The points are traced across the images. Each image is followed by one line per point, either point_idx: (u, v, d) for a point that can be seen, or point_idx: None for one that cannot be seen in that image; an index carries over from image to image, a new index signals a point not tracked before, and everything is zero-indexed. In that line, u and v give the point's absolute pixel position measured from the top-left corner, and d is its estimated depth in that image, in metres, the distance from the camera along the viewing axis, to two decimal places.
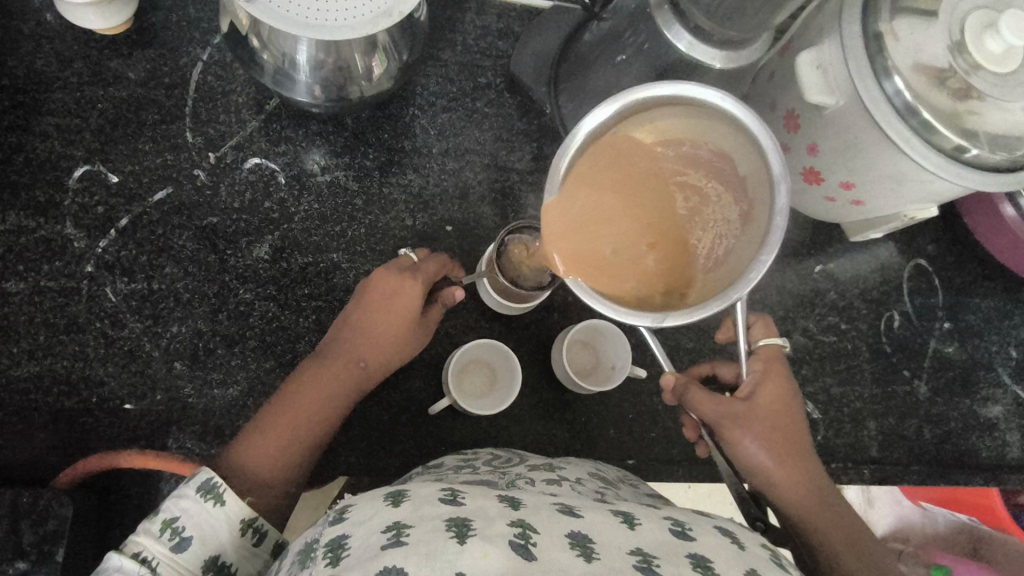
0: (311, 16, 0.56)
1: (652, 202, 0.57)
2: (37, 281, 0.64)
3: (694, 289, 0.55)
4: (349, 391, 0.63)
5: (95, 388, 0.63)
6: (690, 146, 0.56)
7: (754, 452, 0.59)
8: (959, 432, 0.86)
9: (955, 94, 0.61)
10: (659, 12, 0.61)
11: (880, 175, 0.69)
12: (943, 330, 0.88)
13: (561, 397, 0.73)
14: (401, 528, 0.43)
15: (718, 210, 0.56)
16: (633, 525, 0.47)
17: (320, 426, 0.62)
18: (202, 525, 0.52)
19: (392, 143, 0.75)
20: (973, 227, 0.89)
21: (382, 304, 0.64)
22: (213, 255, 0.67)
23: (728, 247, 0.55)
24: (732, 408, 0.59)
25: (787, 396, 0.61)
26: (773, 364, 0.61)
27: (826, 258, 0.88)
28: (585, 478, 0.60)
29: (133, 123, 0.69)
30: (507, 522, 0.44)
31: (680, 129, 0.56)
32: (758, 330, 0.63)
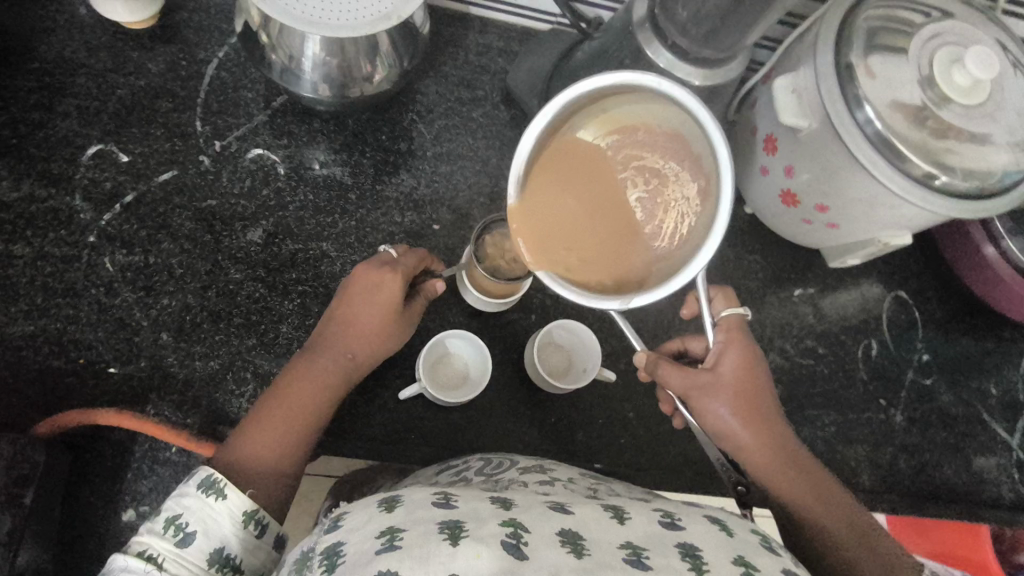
0: (318, 16, 0.61)
1: (610, 190, 0.58)
2: (41, 247, 0.67)
3: (659, 267, 0.56)
4: (338, 384, 0.64)
5: (84, 351, 0.65)
6: (642, 131, 0.58)
7: (720, 421, 0.61)
8: (934, 465, 0.86)
9: (932, 131, 0.65)
10: (641, 31, 0.65)
11: (853, 199, 0.71)
12: (922, 362, 0.89)
13: (533, 396, 0.75)
14: (394, 532, 0.43)
15: (679, 187, 0.58)
16: (622, 520, 0.48)
17: (312, 418, 0.63)
18: (204, 520, 0.53)
19: (389, 144, 0.79)
20: (951, 262, 0.89)
21: (364, 296, 0.65)
22: (209, 235, 0.71)
23: (691, 224, 0.56)
24: (697, 379, 0.61)
25: (753, 364, 0.62)
26: (734, 334, 0.62)
27: (807, 283, 0.89)
28: (577, 477, 0.61)
29: (148, 110, 0.73)
30: (500, 522, 0.45)
31: (629, 116, 0.58)
32: (719, 303, 0.65)
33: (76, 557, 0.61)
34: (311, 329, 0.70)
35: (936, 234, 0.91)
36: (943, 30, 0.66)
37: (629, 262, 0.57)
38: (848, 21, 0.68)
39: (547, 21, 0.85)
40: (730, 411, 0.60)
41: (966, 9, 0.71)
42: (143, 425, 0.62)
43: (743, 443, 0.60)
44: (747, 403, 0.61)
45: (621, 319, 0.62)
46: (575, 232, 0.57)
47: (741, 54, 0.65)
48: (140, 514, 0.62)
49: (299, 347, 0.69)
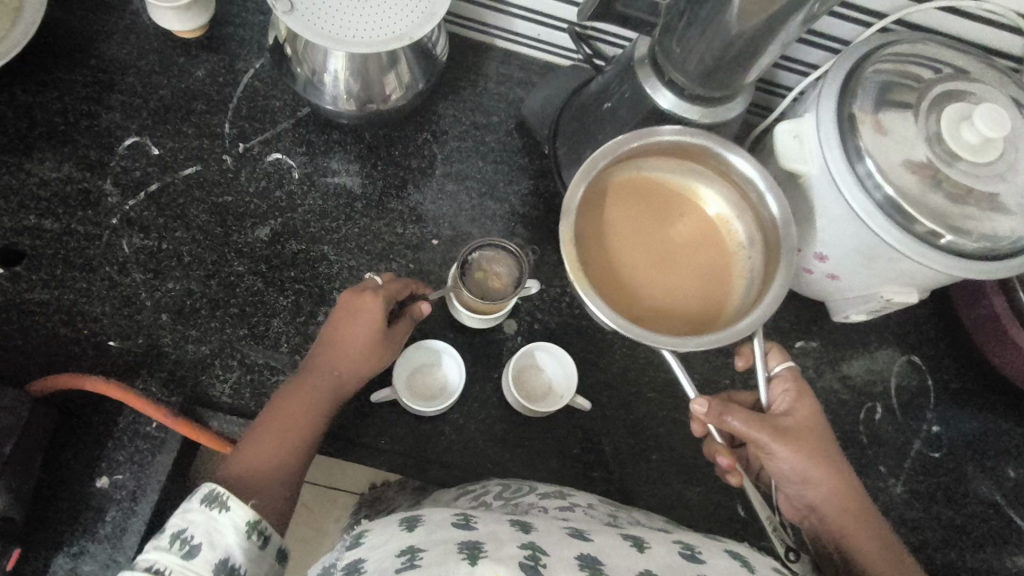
0: (332, 32, 0.66)
1: (655, 240, 0.72)
2: (69, 223, 0.73)
3: (688, 309, 0.70)
4: (328, 397, 0.66)
5: (89, 323, 0.70)
6: (687, 200, 0.73)
7: (796, 466, 0.64)
8: (937, 545, 0.80)
9: (948, 194, 0.64)
10: (640, 68, 0.66)
11: (851, 249, 0.69)
12: (930, 433, 0.84)
13: (508, 417, 0.75)
14: (415, 553, 0.45)
15: (697, 241, 0.73)
16: (642, 549, 0.49)
17: (306, 430, 0.65)
18: (209, 532, 0.54)
19: (402, 160, 0.83)
20: (973, 334, 0.86)
21: (348, 317, 0.68)
22: (220, 228, 0.75)
23: (711, 275, 0.72)
24: (777, 423, 0.65)
25: (819, 412, 0.67)
26: (798, 383, 0.67)
27: (810, 336, 0.86)
28: (596, 505, 0.64)
29: (184, 110, 0.80)
30: (519, 544, 0.46)
31: (684, 186, 0.74)
32: (773, 356, 0.70)
33: (48, 516, 0.63)
34: (299, 326, 0.73)
35: (961, 310, 0.86)
36: (952, 89, 0.66)
37: (657, 303, 0.69)
38: (855, 72, 0.68)
39: (568, 57, 0.88)
40: (805, 455, 0.64)
41: (984, 68, 0.69)
42: (123, 394, 0.65)
43: (816, 489, 0.65)
44: (819, 451, 0.65)
45: (672, 359, 0.64)
46: (614, 264, 0.69)
47: (741, 94, 0.66)
48: (113, 483, 0.65)
49: (286, 341, 0.72)
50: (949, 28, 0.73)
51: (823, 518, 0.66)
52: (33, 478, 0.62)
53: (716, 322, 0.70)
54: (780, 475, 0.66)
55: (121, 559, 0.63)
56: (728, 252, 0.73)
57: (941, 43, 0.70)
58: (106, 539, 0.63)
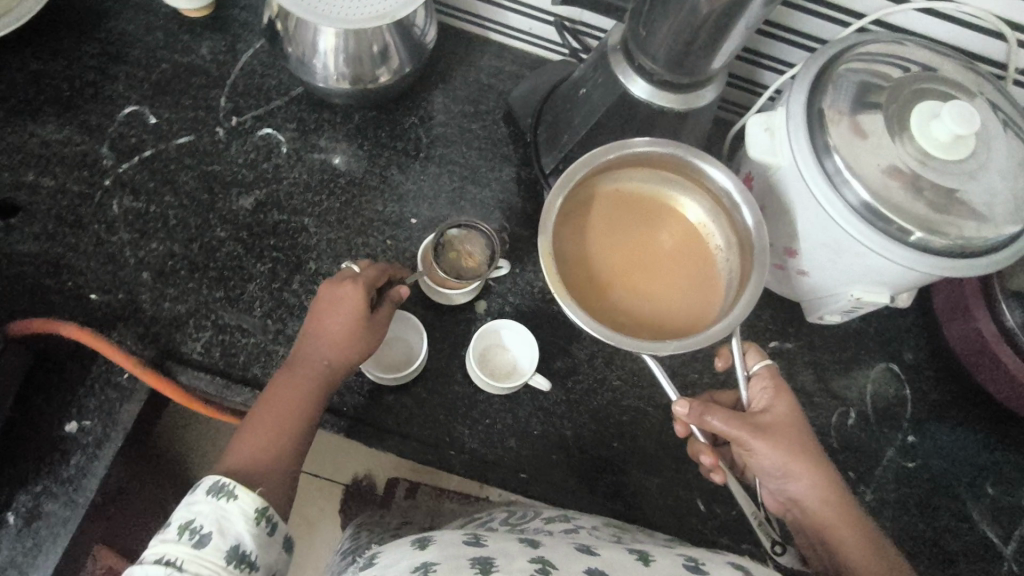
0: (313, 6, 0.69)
1: (636, 247, 0.72)
2: (64, 182, 0.77)
3: (672, 317, 0.70)
4: (316, 381, 0.66)
5: (74, 276, 0.73)
6: (668, 208, 0.74)
7: (775, 461, 0.61)
8: (907, 558, 0.78)
9: (927, 199, 0.63)
10: (613, 55, 0.68)
11: (820, 244, 0.69)
12: (905, 443, 0.82)
13: (471, 394, 0.75)
14: (428, 566, 0.46)
15: (681, 248, 0.73)
16: (648, 562, 0.51)
17: (298, 417, 0.64)
18: (219, 521, 0.54)
19: (388, 141, 0.85)
20: (959, 353, 0.82)
21: (329, 307, 0.67)
22: (207, 196, 0.78)
23: (694, 282, 0.72)
24: (756, 420, 0.63)
25: (800, 411, 0.65)
26: (777, 381, 0.66)
27: (786, 337, 0.85)
28: (600, 525, 0.65)
29: (183, 83, 0.83)
30: (529, 559, 0.48)
31: (663, 196, 0.75)
32: (752, 355, 0.69)
33: (15, 455, 0.66)
34: (274, 292, 0.75)
35: (944, 324, 0.83)
36: (923, 89, 0.66)
37: (641, 310, 0.70)
38: (828, 68, 0.68)
39: (559, 51, 0.90)
40: (786, 452, 0.62)
41: (963, 69, 0.69)
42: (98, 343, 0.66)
43: (801, 488, 0.62)
44: (800, 444, 0.62)
45: (653, 363, 0.66)
46: (596, 273, 0.70)
47: (712, 83, 0.68)
48: (80, 428, 0.67)
49: (260, 305, 0.74)
50: (929, 30, 0.73)
51: (811, 518, 0.62)
52: (5, 416, 0.65)
53: (698, 328, 0.70)
54: (760, 472, 0.64)
55: (80, 501, 0.65)
56: (710, 260, 0.73)
57: (921, 44, 0.70)
58: (67, 482, 0.65)
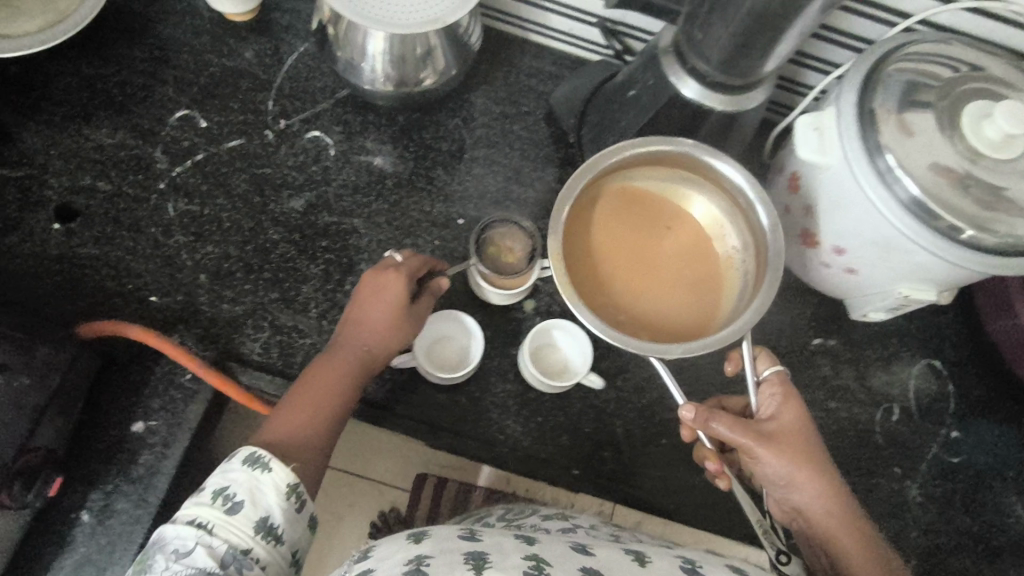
0: (358, 9, 0.70)
1: (644, 249, 0.72)
2: (120, 186, 0.78)
3: (678, 319, 0.70)
4: (354, 368, 0.66)
5: (133, 279, 0.75)
6: (678, 210, 0.74)
7: (778, 469, 0.63)
8: (950, 550, 0.80)
9: (975, 198, 0.63)
10: (664, 56, 0.68)
11: (869, 242, 0.69)
12: (947, 438, 0.83)
13: (522, 392, 0.77)
14: (423, 560, 0.49)
15: (691, 251, 0.73)
16: (645, 563, 0.53)
17: (337, 402, 0.65)
18: (253, 491, 0.56)
19: (433, 143, 0.86)
20: (999, 347, 0.83)
21: (372, 296, 0.68)
22: (259, 198, 0.80)
23: (703, 284, 0.72)
24: (760, 429, 0.63)
25: (807, 418, 0.65)
26: (786, 389, 0.65)
27: (829, 333, 0.86)
28: (598, 526, 0.71)
29: (232, 87, 0.84)
30: (523, 556, 0.50)
31: (677, 194, 0.74)
32: (762, 360, 0.68)
33: (86, 454, 0.68)
34: (328, 293, 0.77)
35: (986, 322, 0.83)
36: (973, 88, 0.66)
37: (646, 310, 0.70)
38: (878, 68, 0.68)
39: (596, 51, 0.90)
40: (789, 460, 0.62)
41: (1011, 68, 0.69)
42: (164, 345, 0.68)
43: (803, 494, 0.63)
44: (804, 453, 0.63)
45: (660, 366, 0.65)
46: (603, 271, 0.70)
47: (763, 85, 0.68)
48: (147, 428, 0.69)
49: (315, 306, 0.76)
50: (974, 29, 0.73)
51: (811, 525, 0.64)
52: (77, 417, 0.67)
53: (703, 331, 0.70)
54: (763, 478, 0.65)
55: (151, 499, 0.67)
56: (719, 263, 0.73)
57: (967, 43, 0.70)
58: (139, 480, 0.68)
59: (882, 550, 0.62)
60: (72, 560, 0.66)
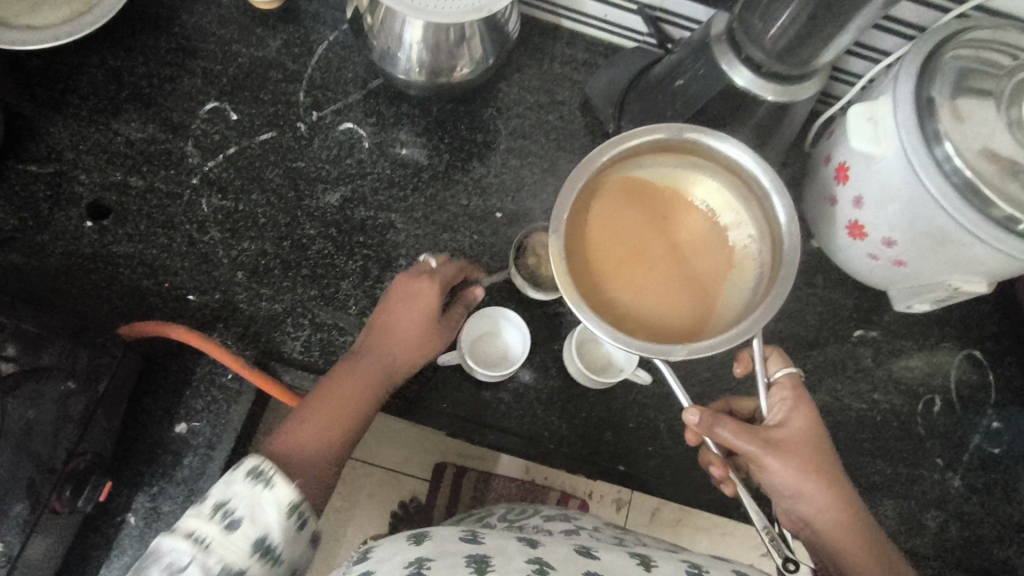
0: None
1: (648, 241, 0.66)
2: (153, 181, 0.76)
3: (682, 319, 0.64)
4: (380, 380, 0.64)
5: (170, 277, 0.74)
6: (685, 198, 0.68)
7: (789, 478, 0.59)
8: (992, 540, 0.80)
9: None
10: (717, 45, 0.66)
11: (923, 233, 0.68)
12: (989, 429, 0.83)
13: (566, 389, 0.76)
14: (422, 562, 0.47)
15: (700, 246, 0.67)
16: (649, 567, 0.51)
17: (358, 412, 0.62)
18: (253, 507, 0.52)
19: (468, 134, 0.84)
20: None
21: (406, 303, 0.65)
22: (293, 193, 0.78)
23: (712, 282, 0.66)
24: (769, 437, 0.60)
25: (819, 424, 0.61)
26: (798, 392, 0.63)
27: (870, 325, 0.85)
28: (601, 527, 0.66)
29: (261, 78, 0.82)
30: (526, 560, 0.48)
31: (686, 186, 0.68)
32: (773, 361, 0.65)
33: (130, 455, 0.68)
34: (368, 290, 0.75)
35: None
36: None
37: (648, 309, 0.64)
38: (934, 57, 0.66)
39: (633, 38, 0.87)
40: (799, 468, 0.59)
41: None
42: (207, 344, 0.67)
43: (817, 503, 0.59)
44: (817, 461, 0.60)
45: (665, 367, 0.62)
46: (605, 267, 0.64)
47: (820, 73, 0.65)
48: (191, 429, 0.69)
49: (355, 303, 0.75)
50: None
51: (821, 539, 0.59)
52: (121, 418, 0.66)
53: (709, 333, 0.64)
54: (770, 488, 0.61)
55: (199, 500, 0.67)
56: (728, 259, 0.67)
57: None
58: (184, 482, 0.68)
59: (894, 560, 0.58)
60: (121, 562, 0.67)
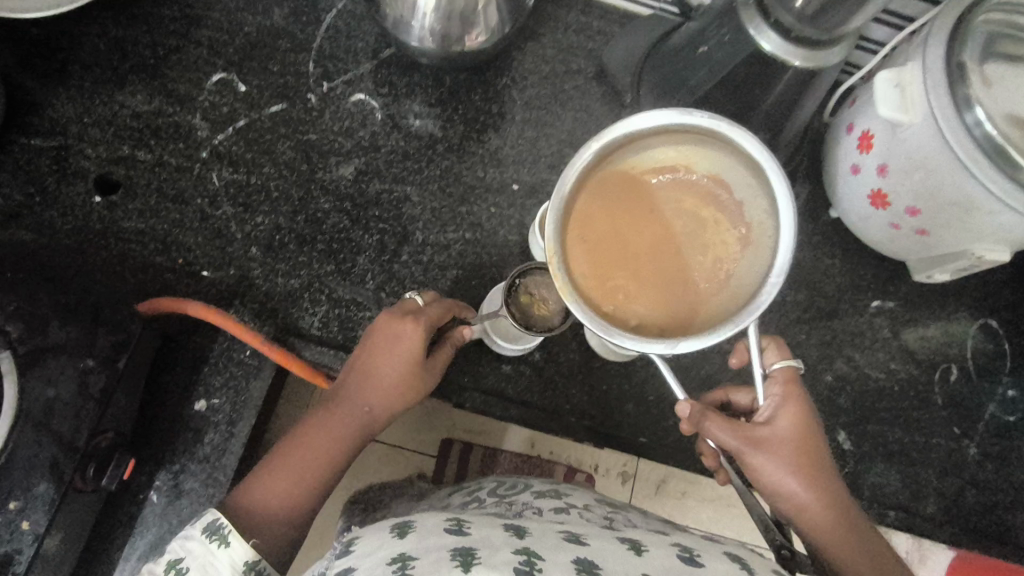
0: None
1: (639, 232, 0.52)
2: (161, 155, 0.75)
3: (695, 319, 0.50)
4: (354, 429, 0.62)
5: (183, 253, 0.73)
6: (686, 173, 0.53)
7: (778, 477, 0.56)
8: (1007, 506, 0.81)
9: None
10: (744, 8, 0.63)
11: (947, 202, 0.68)
12: (1005, 397, 0.83)
13: (587, 361, 0.75)
14: (406, 561, 0.43)
15: (718, 234, 0.52)
16: (640, 553, 0.47)
17: (325, 463, 0.60)
18: (205, 567, 0.51)
19: (482, 105, 0.82)
20: None
21: (385, 346, 0.63)
22: (306, 165, 0.76)
23: (732, 269, 0.51)
24: (753, 433, 0.56)
25: (811, 421, 0.57)
26: (794, 388, 0.57)
27: (887, 295, 0.85)
28: (592, 505, 0.62)
29: (269, 48, 0.79)
30: (513, 550, 0.44)
31: (697, 163, 0.53)
32: (771, 353, 0.60)
33: (151, 432, 0.68)
34: (385, 265, 0.75)
35: None
36: None
37: (654, 309, 0.51)
38: (965, 21, 0.64)
39: (651, 6, 0.84)
40: (788, 470, 0.56)
41: None
42: (225, 321, 0.66)
43: (800, 500, 0.56)
44: (808, 462, 0.56)
45: (661, 367, 0.55)
46: (601, 267, 0.51)
47: (847, 39, 0.63)
48: (209, 407, 0.68)
49: (372, 278, 0.74)
50: None
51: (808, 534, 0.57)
52: (140, 396, 0.66)
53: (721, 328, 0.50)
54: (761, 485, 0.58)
55: (222, 477, 0.67)
56: (752, 240, 0.51)
57: None
58: (206, 459, 0.68)
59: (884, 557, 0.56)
60: (146, 540, 0.67)
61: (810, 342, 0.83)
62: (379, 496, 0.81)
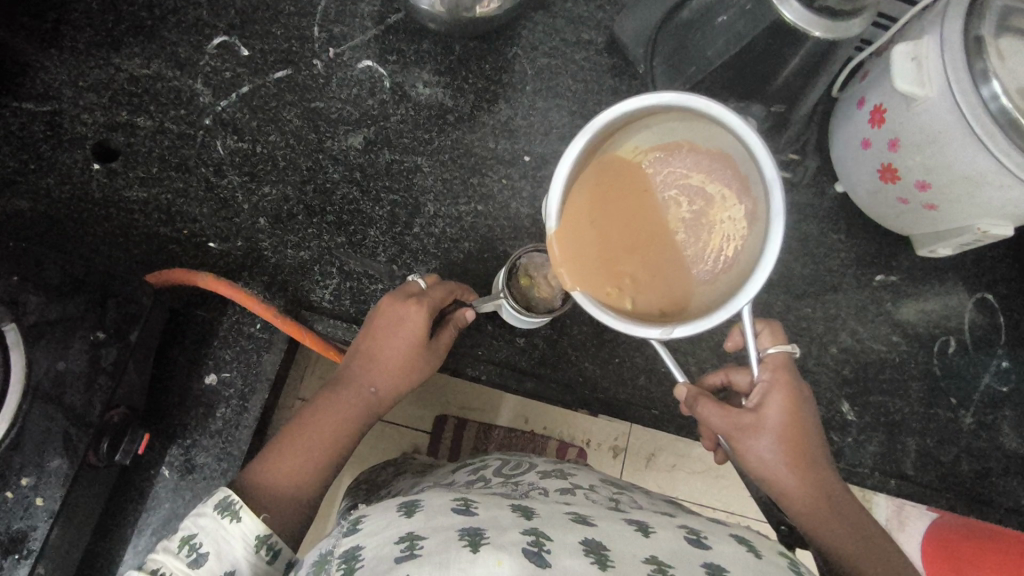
0: None
1: (639, 220, 0.48)
2: (162, 122, 0.72)
3: (693, 303, 0.47)
4: (362, 409, 0.61)
5: (188, 223, 0.71)
6: (689, 151, 0.48)
7: (765, 464, 0.56)
8: (999, 473, 0.84)
9: None
10: None
11: (958, 175, 0.68)
12: (999, 368, 0.85)
13: (599, 334, 0.75)
14: (414, 541, 0.42)
15: (721, 213, 0.47)
16: (647, 534, 0.47)
17: (331, 444, 0.59)
18: (218, 544, 0.48)
19: (492, 74, 0.80)
20: None
21: (391, 328, 0.62)
22: (314, 134, 0.74)
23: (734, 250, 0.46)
24: (741, 419, 0.56)
25: (801, 406, 0.56)
26: (786, 372, 0.57)
27: (889, 270, 0.86)
28: (598, 486, 0.61)
29: (272, 10, 0.75)
30: (522, 531, 0.44)
31: (698, 141, 0.48)
32: (765, 338, 0.59)
33: (161, 406, 0.67)
34: (397, 237, 0.73)
35: None
36: None
37: (654, 294, 0.47)
38: None
39: None
40: (775, 455, 0.56)
41: None
42: (234, 293, 0.64)
43: (786, 484, 0.56)
44: (795, 447, 0.56)
45: (660, 350, 0.56)
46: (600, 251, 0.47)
47: (870, 9, 0.60)
48: (221, 380, 0.68)
49: (384, 250, 0.73)
50: None
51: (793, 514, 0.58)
52: (150, 371, 0.65)
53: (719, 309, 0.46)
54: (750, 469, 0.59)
55: (236, 451, 0.67)
56: (754, 219, 0.46)
57: None
58: (219, 434, 0.67)
59: (872, 530, 0.56)
60: (160, 513, 0.66)
61: (814, 315, 0.85)
62: (388, 469, 0.81)
